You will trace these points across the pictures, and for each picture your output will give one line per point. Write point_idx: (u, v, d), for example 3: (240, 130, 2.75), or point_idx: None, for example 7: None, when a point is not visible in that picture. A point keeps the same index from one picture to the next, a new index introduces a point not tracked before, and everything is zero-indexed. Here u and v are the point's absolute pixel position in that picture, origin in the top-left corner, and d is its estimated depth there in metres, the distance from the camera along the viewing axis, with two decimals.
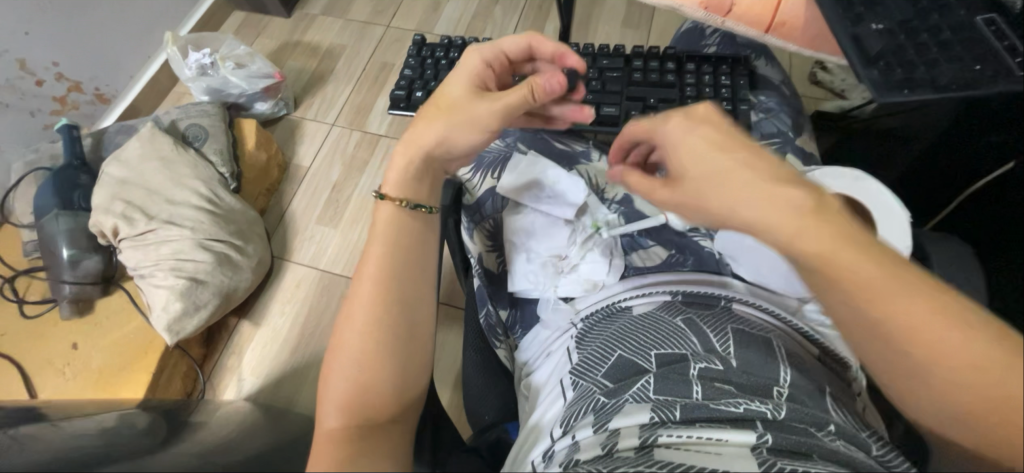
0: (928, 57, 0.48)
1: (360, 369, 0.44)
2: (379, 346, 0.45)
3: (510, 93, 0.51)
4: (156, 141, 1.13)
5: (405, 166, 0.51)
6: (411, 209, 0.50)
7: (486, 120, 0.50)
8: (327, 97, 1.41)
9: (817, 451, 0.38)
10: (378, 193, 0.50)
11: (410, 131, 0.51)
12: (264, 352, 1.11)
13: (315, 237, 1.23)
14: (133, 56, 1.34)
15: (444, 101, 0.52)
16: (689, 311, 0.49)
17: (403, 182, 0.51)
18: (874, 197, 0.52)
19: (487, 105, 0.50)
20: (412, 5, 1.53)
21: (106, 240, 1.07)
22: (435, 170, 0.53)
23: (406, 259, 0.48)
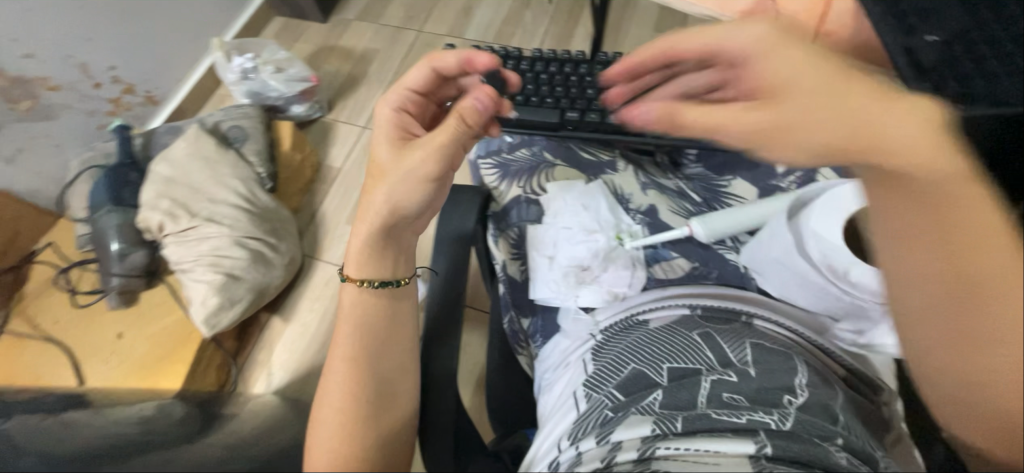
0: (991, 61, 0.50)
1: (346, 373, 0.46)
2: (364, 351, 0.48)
3: (438, 132, 0.50)
4: (200, 142, 1.18)
5: (358, 238, 0.52)
6: (377, 288, 0.51)
7: (423, 171, 0.50)
8: (360, 100, 1.45)
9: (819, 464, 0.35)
10: (342, 277, 0.52)
11: (362, 206, 0.52)
12: (293, 347, 1.14)
13: (345, 236, 1.26)
14: (181, 60, 1.42)
15: (374, 168, 0.53)
16: (707, 325, 0.47)
17: (350, 257, 0.53)
18: None
19: (416, 164, 0.50)
20: (443, 10, 1.55)
21: (151, 235, 1.13)
22: (395, 239, 0.54)
23: (390, 304, 0.52)
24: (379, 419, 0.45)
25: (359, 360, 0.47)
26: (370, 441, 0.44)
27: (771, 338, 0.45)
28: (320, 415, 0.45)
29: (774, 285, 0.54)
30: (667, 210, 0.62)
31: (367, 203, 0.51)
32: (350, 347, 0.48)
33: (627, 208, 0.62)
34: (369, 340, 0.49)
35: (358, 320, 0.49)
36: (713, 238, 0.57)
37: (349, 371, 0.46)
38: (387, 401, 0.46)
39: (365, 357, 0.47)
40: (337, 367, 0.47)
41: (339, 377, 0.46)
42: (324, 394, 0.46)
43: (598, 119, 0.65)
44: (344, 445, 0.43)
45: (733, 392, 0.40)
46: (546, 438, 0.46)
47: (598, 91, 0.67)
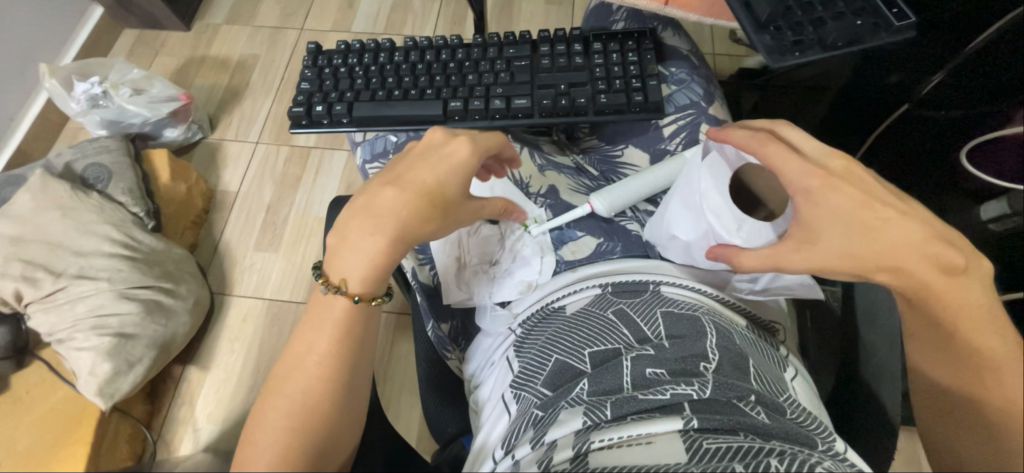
0: None
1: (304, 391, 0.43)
2: (331, 370, 0.44)
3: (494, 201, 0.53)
4: (51, 189, 1.00)
5: (376, 259, 0.45)
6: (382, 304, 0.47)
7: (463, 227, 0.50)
8: (246, 113, 1.31)
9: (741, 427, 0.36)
10: (352, 298, 0.45)
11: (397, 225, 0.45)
12: (218, 396, 1.04)
13: (255, 265, 1.15)
14: (10, 95, 1.20)
15: (426, 190, 0.47)
16: (620, 302, 0.46)
17: (352, 267, 0.45)
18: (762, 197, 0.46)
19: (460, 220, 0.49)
20: (324, 4, 1.43)
21: (10, 308, 0.96)
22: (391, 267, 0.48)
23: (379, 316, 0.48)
24: (327, 433, 0.42)
25: (333, 369, 0.44)
26: (313, 451, 0.41)
27: (679, 303, 0.45)
28: (273, 402, 0.43)
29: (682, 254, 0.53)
30: (569, 188, 0.62)
31: (410, 229, 0.46)
32: (322, 352, 0.44)
33: (530, 194, 0.61)
34: (351, 348, 0.45)
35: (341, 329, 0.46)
36: (613, 211, 0.57)
37: (317, 375, 0.43)
38: (342, 420, 0.44)
39: (342, 369, 0.44)
40: (310, 362, 0.44)
41: (304, 379, 0.43)
42: (280, 386, 0.43)
43: (483, 105, 0.64)
44: (284, 452, 0.40)
45: (655, 366, 0.40)
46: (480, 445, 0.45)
47: (478, 77, 0.66)
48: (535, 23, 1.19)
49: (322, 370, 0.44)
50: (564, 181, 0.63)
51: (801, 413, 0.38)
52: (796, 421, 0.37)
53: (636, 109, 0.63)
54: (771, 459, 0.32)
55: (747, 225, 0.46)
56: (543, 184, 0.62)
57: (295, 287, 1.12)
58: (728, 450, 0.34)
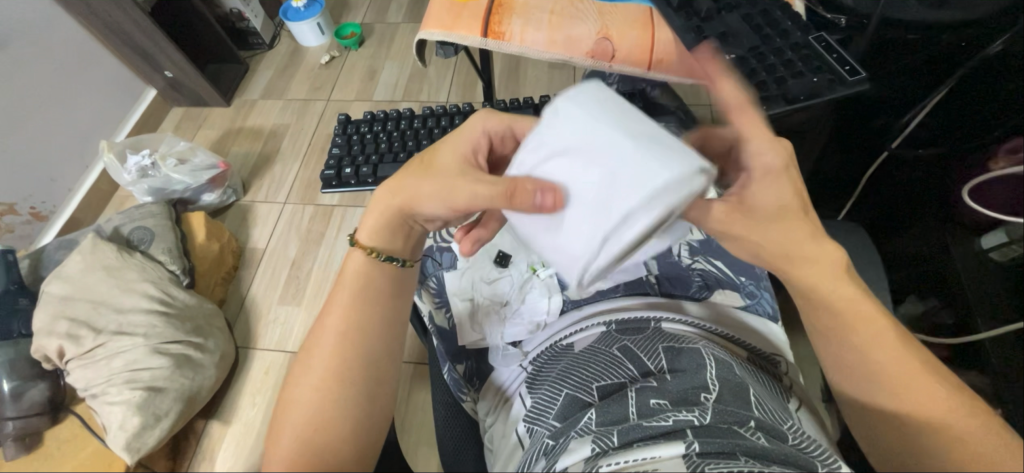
0: None
1: (317, 381, 0.44)
2: (342, 358, 0.45)
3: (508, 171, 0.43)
4: (99, 251, 1.09)
5: (370, 222, 0.50)
6: (382, 261, 0.50)
7: (456, 194, 0.45)
8: (276, 176, 1.42)
9: (741, 450, 0.37)
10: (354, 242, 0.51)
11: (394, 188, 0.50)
12: (238, 451, 1.05)
13: (279, 318, 1.20)
14: (69, 168, 1.34)
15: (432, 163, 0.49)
16: (625, 338, 0.49)
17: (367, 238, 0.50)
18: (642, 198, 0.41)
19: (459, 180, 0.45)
20: (349, 78, 1.59)
21: (52, 364, 1.02)
22: (409, 229, 0.50)
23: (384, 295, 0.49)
24: (356, 404, 0.44)
25: (343, 347, 0.45)
26: (345, 422, 0.43)
27: (679, 338, 0.47)
28: (302, 382, 0.45)
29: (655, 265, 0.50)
30: None
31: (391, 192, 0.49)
32: (338, 325, 0.46)
33: None
34: (363, 318, 0.47)
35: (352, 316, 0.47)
36: None
37: (336, 349, 0.45)
38: (370, 390, 0.45)
39: (358, 341, 0.46)
40: (327, 338, 0.46)
41: (323, 358, 0.45)
42: (304, 368, 0.45)
43: None
44: (316, 426, 0.42)
45: (659, 397, 0.42)
46: None
47: None
48: (539, 87, 1.30)
49: (340, 343, 0.46)
50: None
51: (801, 440, 0.39)
52: (798, 447, 0.38)
53: None
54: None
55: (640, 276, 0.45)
56: None
57: None
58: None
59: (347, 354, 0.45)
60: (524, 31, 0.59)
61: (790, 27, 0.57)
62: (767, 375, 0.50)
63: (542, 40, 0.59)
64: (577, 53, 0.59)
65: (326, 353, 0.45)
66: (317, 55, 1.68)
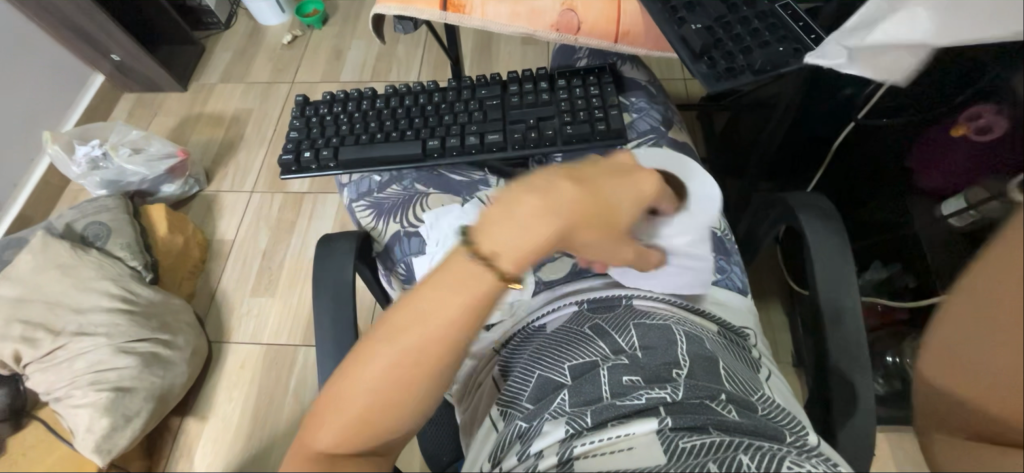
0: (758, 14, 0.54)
1: (385, 379, 0.33)
2: (420, 356, 0.33)
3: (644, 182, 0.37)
4: (51, 249, 1.03)
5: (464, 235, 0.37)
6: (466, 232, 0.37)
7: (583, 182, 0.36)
8: (241, 164, 1.37)
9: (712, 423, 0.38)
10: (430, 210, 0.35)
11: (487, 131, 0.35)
12: (216, 446, 1.03)
13: (253, 311, 1.17)
14: (13, 162, 1.25)
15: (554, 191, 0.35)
16: (596, 318, 0.49)
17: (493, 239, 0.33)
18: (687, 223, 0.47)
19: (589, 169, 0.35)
20: (314, 59, 1.52)
21: (9, 369, 0.97)
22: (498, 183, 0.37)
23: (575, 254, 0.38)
24: (409, 426, 0.35)
25: (434, 338, 0.33)
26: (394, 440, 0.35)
27: (649, 314, 0.48)
28: (350, 384, 0.33)
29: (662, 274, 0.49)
30: None
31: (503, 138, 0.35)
32: (417, 344, 0.33)
33: None
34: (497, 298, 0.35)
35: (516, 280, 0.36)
36: None
37: (405, 372, 0.33)
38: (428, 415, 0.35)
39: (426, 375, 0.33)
40: (400, 358, 0.33)
41: (383, 377, 0.33)
42: (360, 370, 0.33)
43: (459, 142, 0.67)
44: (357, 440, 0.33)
45: (631, 374, 0.42)
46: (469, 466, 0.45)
47: (454, 118, 0.70)
48: (512, 63, 1.27)
49: (410, 367, 0.33)
50: None
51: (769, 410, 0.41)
52: (767, 416, 0.40)
53: (600, 137, 0.66)
54: (740, 453, 0.34)
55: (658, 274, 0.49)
56: None
57: (292, 330, 1.14)
58: (704, 445, 0.36)
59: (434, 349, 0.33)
60: (485, 3, 0.56)
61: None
62: (738, 347, 0.50)
63: (504, 13, 0.56)
64: (540, 26, 0.57)
65: (401, 345, 0.33)
66: (277, 34, 1.59)
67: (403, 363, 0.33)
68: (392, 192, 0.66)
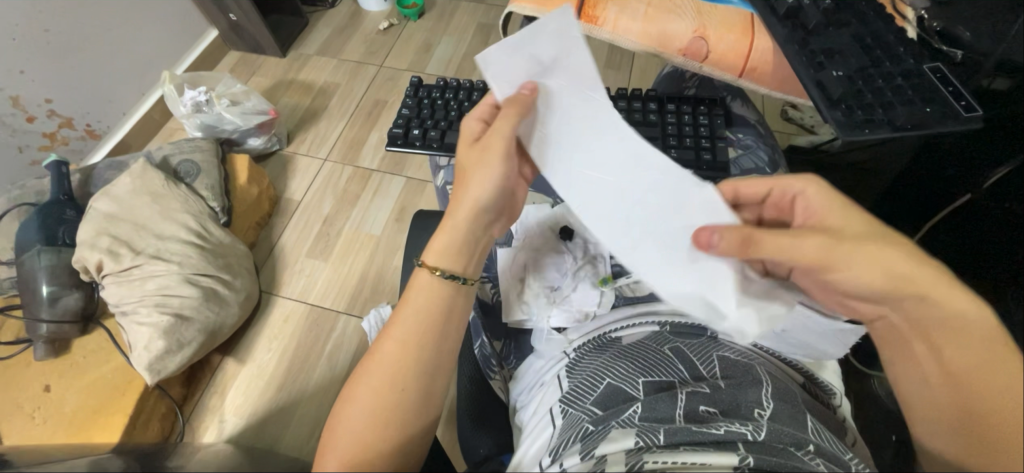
0: (904, 68, 0.53)
1: (377, 399, 0.44)
2: (398, 378, 0.44)
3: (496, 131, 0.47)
4: (148, 176, 1.12)
5: (445, 232, 0.48)
6: (446, 278, 0.47)
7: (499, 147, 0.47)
8: (320, 132, 1.44)
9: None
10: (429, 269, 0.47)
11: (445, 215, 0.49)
12: (248, 391, 1.07)
13: (305, 270, 1.22)
14: (128, 93, 1.37)
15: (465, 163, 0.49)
16: (677, 340, 0.50)
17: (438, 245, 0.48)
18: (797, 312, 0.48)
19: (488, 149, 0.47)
20: (404, 47, 1.60)
21: (88, 276, 1.05)
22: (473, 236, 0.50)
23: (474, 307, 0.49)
24: (415, 401, 0.45)
25: (406, 363, 0.45)
26: (401, 413, 0.44)
27: (734, 349, 0.48)
28: (366, 372, 0.45)
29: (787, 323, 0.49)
30: None
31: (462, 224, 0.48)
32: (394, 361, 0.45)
33: None
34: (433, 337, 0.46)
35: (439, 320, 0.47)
36: None
37: (403, 345, 0.45)
38: (428, 387, 0.45)
39: (419, 346, 0.45)
40: (401, 332, 0.46)
41: (388, 356, 0.45)
42: (369, 370, 0.45)
43: None
44: (375, 413, 0.43)
45: (708, 405, 0.42)
46: (520, 458, 0.45)
47: None
48: None
49: (399, 371, 0.45)
50: None
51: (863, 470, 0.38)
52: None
53: (705, 167, 0.66)
54: None
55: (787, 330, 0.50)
56: None
57: (337, 296, 1.18)
58: None
59: (407, 374, 0.44)
60: (618, 18, 0.58)
61: (902, 53, 0.54)
62: (823, 406, 0.49)
63: (635, 30, 0.58)
64: (669, 48, 0.58)
65: (391, 369, 0.45)
66: (375, 20, 1.69)
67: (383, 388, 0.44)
68: None
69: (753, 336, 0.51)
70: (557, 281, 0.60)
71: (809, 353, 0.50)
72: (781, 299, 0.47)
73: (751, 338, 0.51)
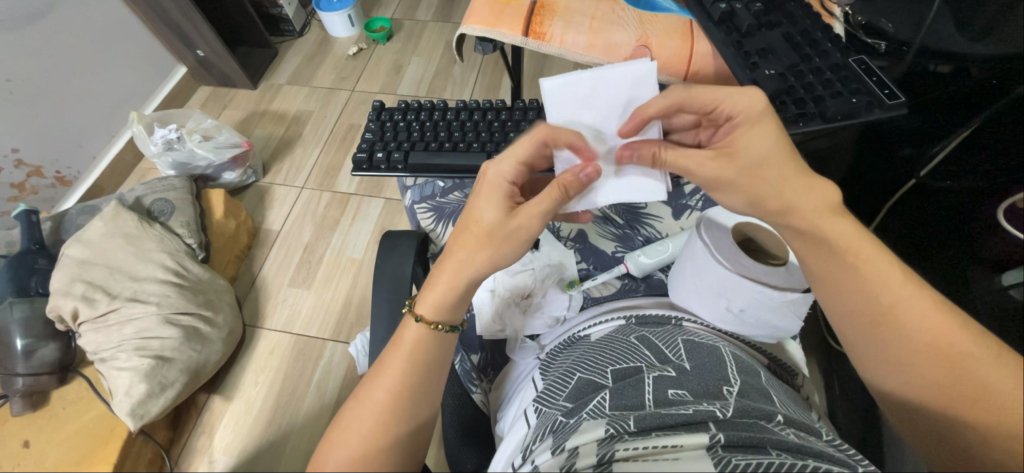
0: (832, 63, 0.56)
1: (366, 436, 0.43)
2: (389, 415, 0.44)
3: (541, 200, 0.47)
4: (120, 218, 1.11)
5: (448, 288, 0.48)
6: (446, 331, 0.48)
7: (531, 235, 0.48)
8: (296, 161, 1.44)
9: (768, 443, 0.37)
10: (427, 324, 0.48)
11: (451, 263, 0.49)
12: (236, 428, 1.05)
13: (288, 300, 1.21)
14: (97, 137, 1.37)
15: (473, 227, 0.49)
16: (643, 330, 0.52)
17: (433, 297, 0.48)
18: (747, 290, 0.47)
19: (520, 225, 0.47)
20: (375, 70, 1.62)
21: (64, 325, 1.03)
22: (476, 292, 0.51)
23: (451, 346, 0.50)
24: (405, 443, 0.45)
25: (399, 397, 0.45)
26: (391, 459, 0.43)
27: (697, 334, 0.50)
28: (354, 420, 0.45)
29: (733, 298, 0.49)
30: (595, 232, 0.68)
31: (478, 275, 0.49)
32: (386, 398, 0.45)
33: (559, 237, 0.68)
34: (427, 373, 0.47)
35: (430, 352, 0.48)
36: (648, 265, 0.61)
37: (394, 394, 0.45)
38: (417, 428, 0.46)
39: (407, 391, 0.46)
40: (389, 381, 0.46)
41: (378, 401, 0.45)
42: (359, 408, 0.45)
43: None
44: (364, 460, 0.42)
45: (677, 388, 0.43)
46: (500, 459, 0.46)
47: (519, 136, 0.74)
48: None
49: (389, 408, 0.45)
50: (593, 226, 0.69)
51: (832, 438, 0.40)
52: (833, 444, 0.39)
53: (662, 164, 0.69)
54: None
55: (733, 305, 0.50)
56: (572, 228, 0.68)
57: (322, 323, 1.17)
58: (758, 462, 0.35)
59: (398, 409, 0.45)
60: (564, 33, 0.61)
61: (830, 49, 0.57)
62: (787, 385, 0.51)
63: (582, 43, 0.60)
64: (615, 58, 0.61)
65: (382, 405, 0.45)
66: (344, 46, 1.70)
67: (372, 427, 0.44)
68: (454, 199, 0.71)
69: (714, 321, 0.53)
70: (526, 291, 0.62)
71: (769, 335, 0.52)
72: (747, 284, 0.47)
73: (711, 322, 0.53)
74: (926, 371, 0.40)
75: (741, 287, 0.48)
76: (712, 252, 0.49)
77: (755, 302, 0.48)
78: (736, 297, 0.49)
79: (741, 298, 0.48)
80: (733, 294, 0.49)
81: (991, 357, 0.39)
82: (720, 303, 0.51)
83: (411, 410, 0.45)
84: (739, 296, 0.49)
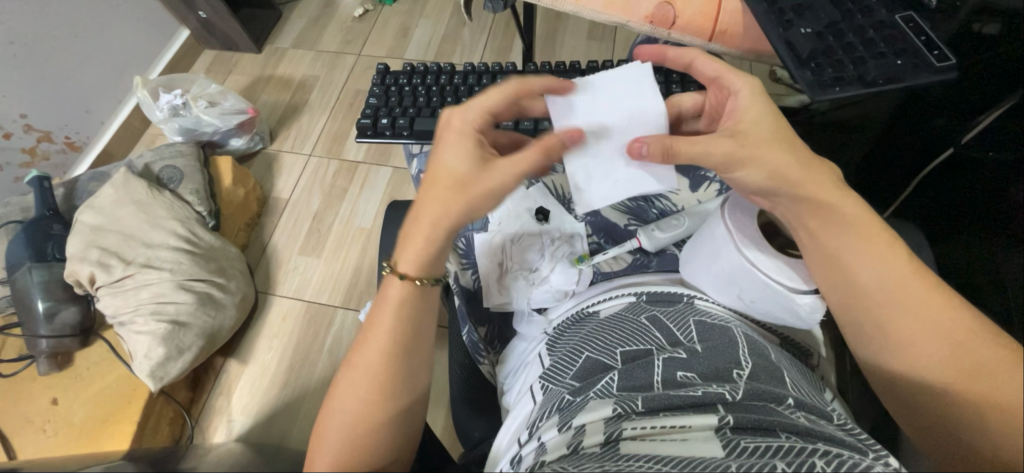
0: (876, 20, 0.52)
1: (364, 394, 0.44)
2: (382, 374, 0.45)
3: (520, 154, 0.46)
4: (131, 185, 1.11)
5: (424, 242, 0.46)
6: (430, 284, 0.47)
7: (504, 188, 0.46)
8: (303, 128, 1.42)
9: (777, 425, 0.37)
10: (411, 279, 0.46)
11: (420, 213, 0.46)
12: (252, 390, 1.09)
13: (299, 268, 1.22)
14: (104, 102, 1.35)
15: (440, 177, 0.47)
16: (654, 309, 0.50)
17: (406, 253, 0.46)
18: (761, 285, 0.46)
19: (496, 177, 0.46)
20: (382, 33, 1.56)
21: (83, 289, 1.05)
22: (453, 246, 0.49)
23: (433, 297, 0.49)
24: (403, 398, 0.45)
25: (389, 355, 0.45)
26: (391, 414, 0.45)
27: (710, 314, 0.49)
28: (351, 384, 0.45)
29: (744, 289, 0.48)
30: (607, 205, 0.66)
31: None
32: (376, 357, 0.45)
33: (570, 209, 0.66)
34: (410, 328, 0.47)
35: (411, 307, 0.47)
36: (661, 242, 0.59)
37: (382, 352, 0.45)
38: (410, 384, 0.46)
39: (397, 349, 0.46)
40: (376, 342, 0.46)
41: (369, 362, 0.45)
42: (353, 369, 0.46)
43: None
44: (366, 417, 0.44)
45: (686, 370, 0.43)
46: (505, 434, 0.47)
47: (529, 101, 0.70)
48: (577, 56, 1.25)
49: (379, 368, 0.45)
50: (605, 199, 0.67)
51: (843, 420, 0.39)
52: (845, 427, 0.38)
53: None
54: (815, 459, 0.33)
55: (743, 294, 0.49)
56: None
57: (333, 291, 1.18)
58: (766, 446, 0.35)
59: (390, 368, 0.45)
60: None
61: (874, 4, 0.53)
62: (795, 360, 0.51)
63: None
64: (635, 16, 0.57)
65: (374, 364, 0.45)
66: (350, 7, 1.64)
67: (367, 387, 0.44)
68: None
69: (725, 301, 0.51)
70: (532, 268, 0.61)
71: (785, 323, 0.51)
72: (761, 277, 0.45)
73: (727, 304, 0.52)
74: (940, 352, 0.42)
75: (756, 280, 0.46)
76: (735, 239, 0.47)
77: (769, 296, 0.47)
78: (751, 289, 0.47)
79: (753, 290, 0.47)
80: (744, 285, 0.48)
81: (992, 342, 0.41)
82: (729, 292, 0.50)
83: (403, 367, 0.46)
84: (751, 290, 0.47)
